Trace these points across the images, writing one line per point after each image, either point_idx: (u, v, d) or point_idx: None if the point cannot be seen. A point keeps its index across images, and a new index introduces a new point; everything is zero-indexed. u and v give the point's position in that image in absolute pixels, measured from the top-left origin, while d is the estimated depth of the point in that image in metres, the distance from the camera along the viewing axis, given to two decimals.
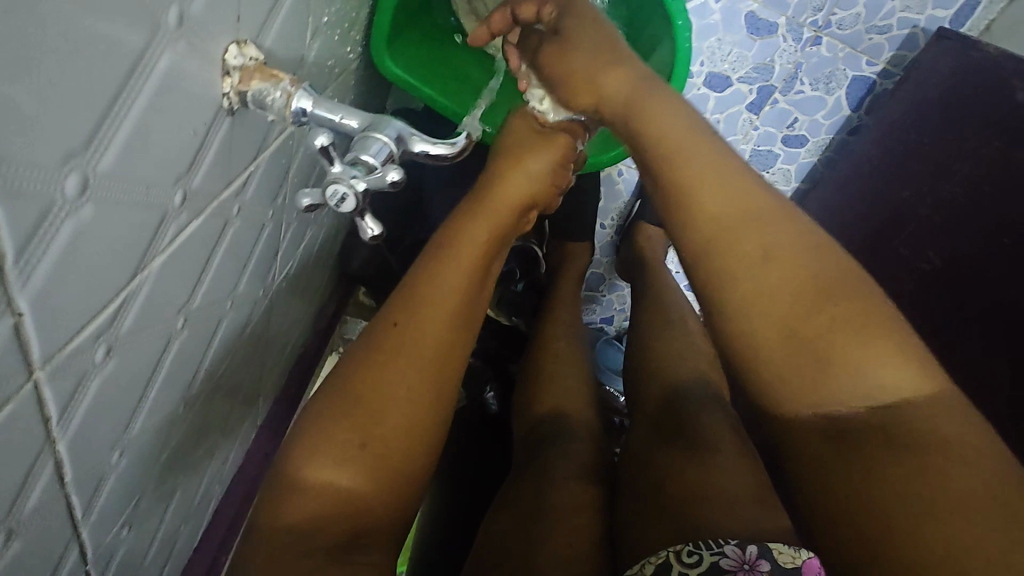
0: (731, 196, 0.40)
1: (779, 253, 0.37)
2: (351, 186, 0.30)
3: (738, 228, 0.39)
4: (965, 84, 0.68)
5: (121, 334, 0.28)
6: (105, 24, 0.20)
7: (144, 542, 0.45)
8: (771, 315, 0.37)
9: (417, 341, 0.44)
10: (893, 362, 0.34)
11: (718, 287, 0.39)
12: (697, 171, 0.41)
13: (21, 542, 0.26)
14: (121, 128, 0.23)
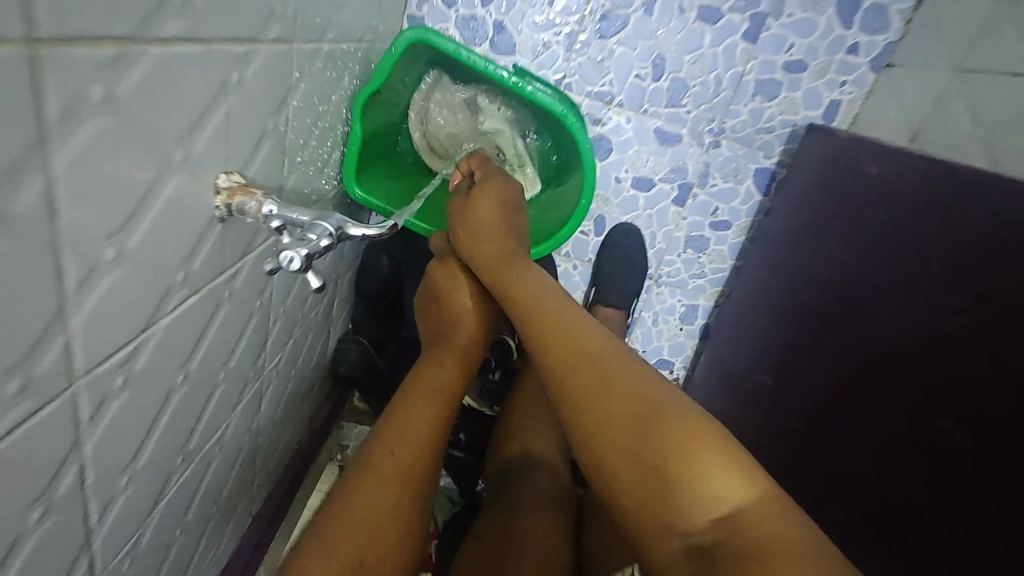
0: (581, 354, 0.50)
1: (617, 392, 0.47)
2: (296, 253, 0.43)
3: (586, 378, 0.49)
4: (832, 177, 0.83)
5: (134, 373, 0.39)
6: (140, 160, 0.34)
7: None
8: (620, 450, 0.44)
9: (366, 481, 0.53)
10: (721, 474, 0.40)
11: (583, 433, 0.46)
12: (555, 336, 0.53)
13: (46, 527, 0.35)
14: (144, 222, 0.36)
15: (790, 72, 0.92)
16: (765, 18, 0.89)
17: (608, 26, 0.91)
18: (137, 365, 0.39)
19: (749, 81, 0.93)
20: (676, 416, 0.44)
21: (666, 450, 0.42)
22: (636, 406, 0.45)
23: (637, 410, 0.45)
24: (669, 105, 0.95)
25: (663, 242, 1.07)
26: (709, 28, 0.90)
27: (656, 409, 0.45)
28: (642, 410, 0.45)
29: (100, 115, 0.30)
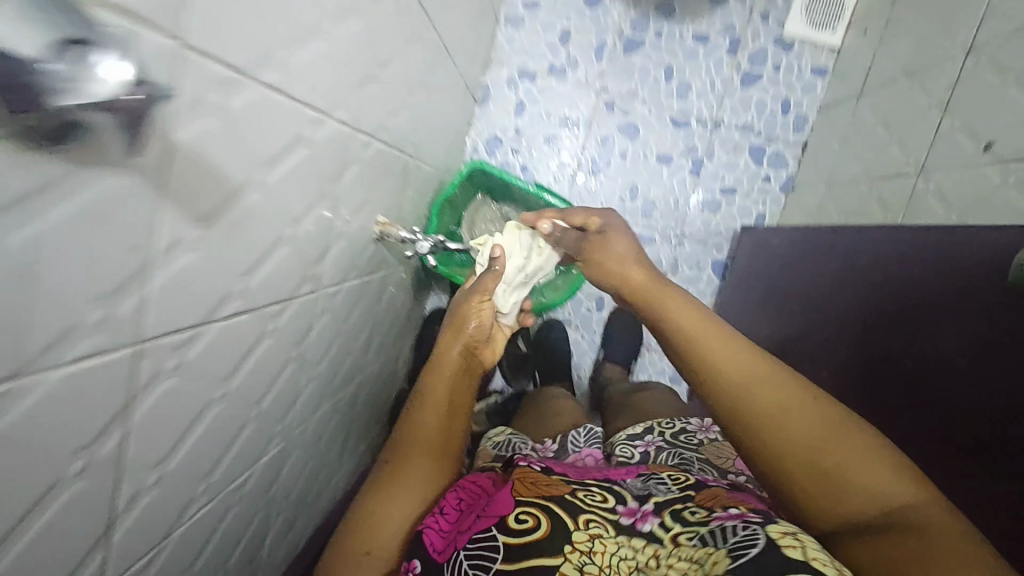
0: (750, 360, 0.53)
1: (798, 400, 0.49)
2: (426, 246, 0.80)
3: (765, 382, 0.51)
4: (756, 260, 1.20)
5: (331, 305, 0.72)
6: (359, 191, 0.72)
7: (282, 491, 0.74)
8: (801, 439, 0.47)
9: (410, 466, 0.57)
10: (886, 470, 0.45)
11: (748, 420, 0.50)
12: (707, 337, 0.55)
13: (290, 367, 0.64)
14: (352, 222, 0.72)
15: (727, 193, 1.32)
16: (703, 159, 1.32)
17: (597, 164, 1.33)
18: (333, 308, 0.73)
19: (698, 200, 1.33)
20: (778, 393, 0.50)
21: (834, 449, 0.46)
22: (737, 378, 0.51)
23: (737, 383, 0.51)
24: (644, 216, 1.34)
25: None
26: (665, 167, 1.33)
27: (756, 383, 0.51)
28: (745, 381, 0.51)
29: (356, 165, 0.68)
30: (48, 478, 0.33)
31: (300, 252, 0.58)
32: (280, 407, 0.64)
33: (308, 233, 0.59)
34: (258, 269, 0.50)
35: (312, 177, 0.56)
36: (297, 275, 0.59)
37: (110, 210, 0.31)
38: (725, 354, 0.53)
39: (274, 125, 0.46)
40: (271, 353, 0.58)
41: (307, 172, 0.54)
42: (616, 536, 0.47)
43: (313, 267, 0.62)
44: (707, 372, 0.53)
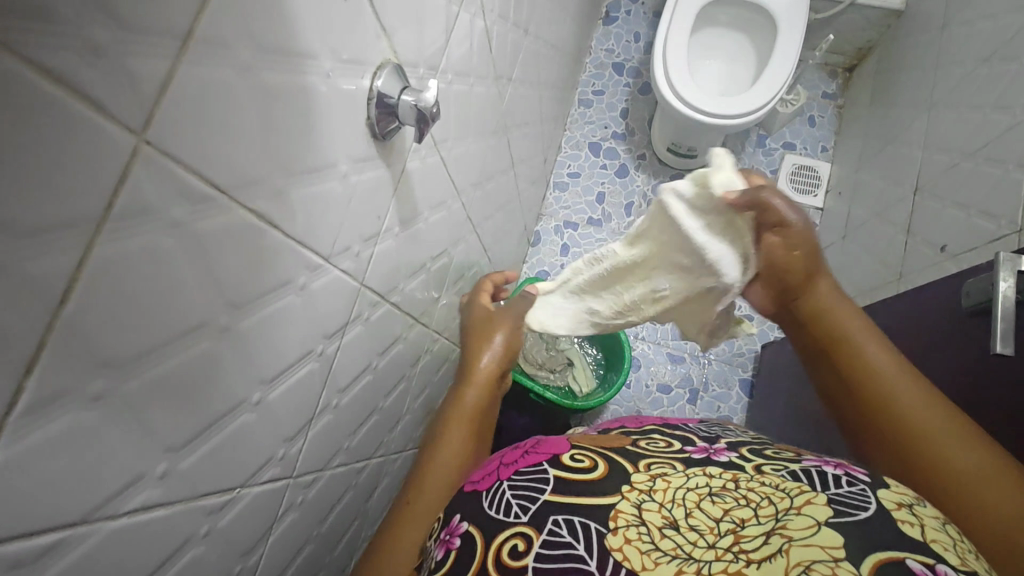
0: (920, 399, 0.56)
1: (965, 438, 0.51)
2: None
3: (933, 417, 0.54)
4: (775, 371, 1.36)
5: (429, 351, 0.89)
6: (458, 267, 0.95)
7: (372, 517, 0.82)
8: (966, 462, 0.49)
9: (437, 469, 0.66)
10: None
11: (917, 443, 0.53)
12: (889, 373, 0.59)
13: (403, 387, 0.79)
14: (449, 290, 0.93)
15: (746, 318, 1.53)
16: None
17: None
18: (430, 356, 0.91)
19: None
20: (941, 421, 0.53)
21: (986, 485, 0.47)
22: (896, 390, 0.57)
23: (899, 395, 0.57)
24: (673, 338, 1.55)
25: None
26: None
27: (916, 399, 0.56)
28: (915, 408, 0.55)
29: (461, 245, 0.92)
30: (311, 344, 0.49)
31: (425, 288, 0.79)
32: (392, 417, 0.78)
33: (431, 276, 0.80)
34: (408, 280, 0.70)
35: (443, 234, 0.79)
36: (421, 304, 0.79)
37: (379, 186, 0.54)
38: (892, 371, 0.59)
39: (437, 184, 0.71)
40: (399, 360, 0.74)
41: (442, 227, 0.78)
42: (683, 472, 0.48)
43: (427, 306, 0.82)
44: (879, 395, 0.58)
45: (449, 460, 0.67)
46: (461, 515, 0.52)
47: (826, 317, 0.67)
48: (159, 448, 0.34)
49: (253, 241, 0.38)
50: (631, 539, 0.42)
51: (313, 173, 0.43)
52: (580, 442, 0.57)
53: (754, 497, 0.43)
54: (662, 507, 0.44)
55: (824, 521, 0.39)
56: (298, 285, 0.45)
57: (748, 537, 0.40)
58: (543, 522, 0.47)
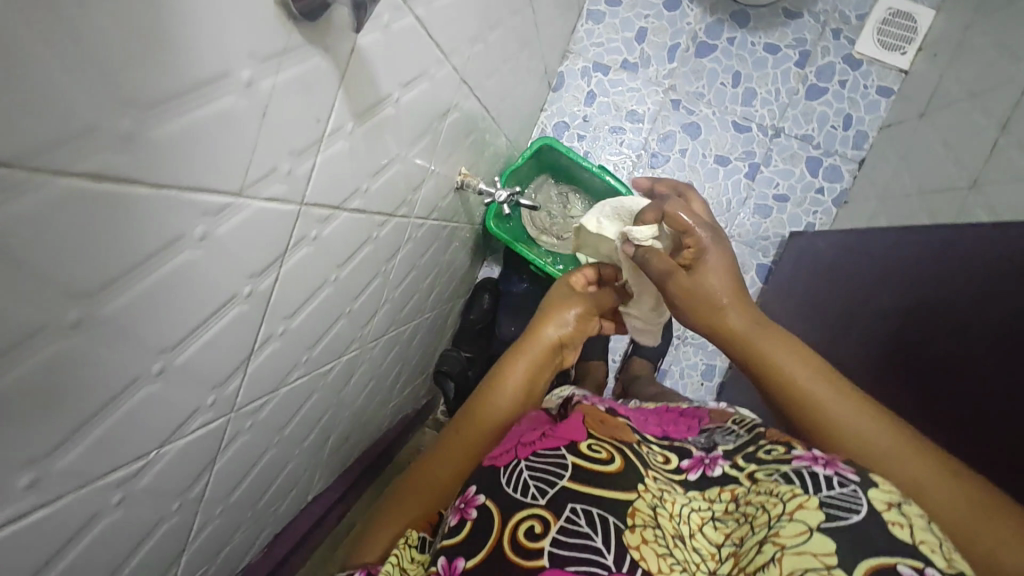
0: (828, 389, 0.55)
1: (882, 417, 0.52)
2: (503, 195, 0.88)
3: (854, 411, 0.53)
4: (801, 263, 1.25)
5: (414, 237, 0.81)
6: (451, 136, 0.81)
7: (351, 397, 0.84)
8: (887, 443, 0.49)
9: (475, 432, 0.63)
10: (965, 485, 0.46)
11: (835, 434, 0.52)
12: (791, 364, 0.58)
13: (377, 283, 0.73)
14: (440, 166, 0.81)
15: (777, 200, 1.40)
16: (758, 166, 1.40)
17: (656, 161, 1.42)
18: (416, 237, 0.82)
19: (750, 203, 1.41)
20: (861, 409, 0.53)
21: (903, 471, 0.48)
22: (809, 385, 0.56)
23: (812, 392, 0.55)
24: None
25: None
26: (722, 168, 1.40)
27: (826, 392, 0.55)
28: (827, 406, 0.54)
29: (454, 112, 0.77)
30: (232, 289, 0.41)
31: (406, 176, 0.68)
32: (366, 311, 0.73)
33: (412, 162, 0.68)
34: (378, 176, 0.59)
35: (426, 111, 0.66)
36: (402, 191, 0.68)
37: (313, 81, 0.40)
38: (795, 360, 0.58)
39: (414, 54, 0.56)
40: (371, 259, 0.67)
41: (423, 100, 0.63)
42: (685, 495, 0.50)
43: (409, 193, 0.71)
44: (791, 397, 0.56)
45: (497, 417, 0.65)
46: (476, 487, 0.51)
47: (743, 341, 0.63)
48: (17, 465, 0.29)
49: (99, 208, 0.27)
50: (649, 540, 0.43)
51: (186, 95, 0.30)
52: (595, 431, 0.55)
53: (751, 510, 0.45)
54: (672, 518, 0.47)
55: (814, 525, 0.39)
56: (196, 236, 0.35)
57: (745, 554, 0.41)
58: (559, 508, 0.45)
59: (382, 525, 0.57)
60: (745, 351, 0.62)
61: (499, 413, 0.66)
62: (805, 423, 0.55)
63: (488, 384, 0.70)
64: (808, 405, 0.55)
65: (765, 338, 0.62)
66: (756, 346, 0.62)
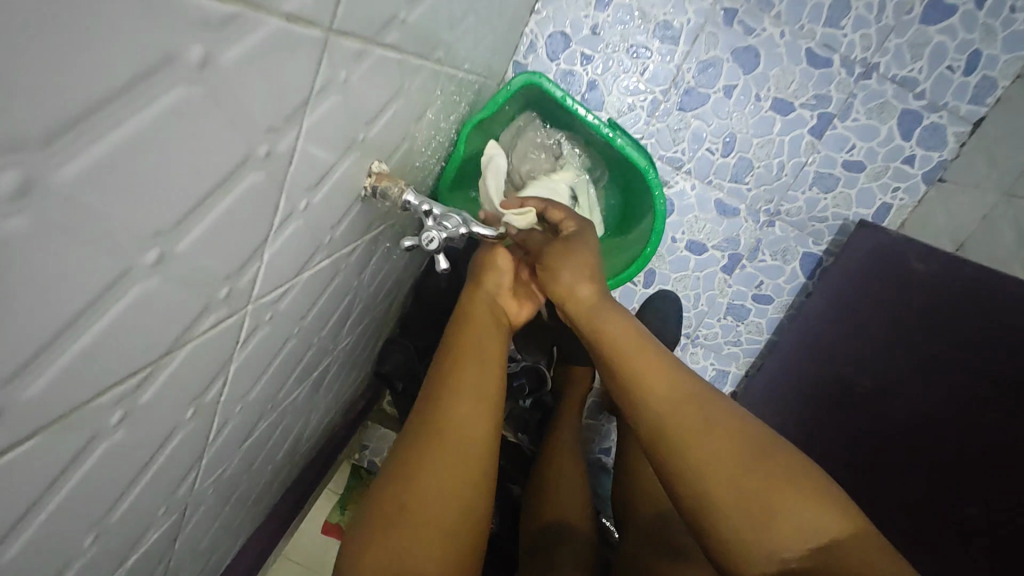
0: (680, 394, 0.58)
1: (722, 431, 0.55)
2: (435, 232, 0.48)
3: (694, 418, 0.56)
4: (880, 266, 0.90)
5: (278, 310, 0.46)
6: (337, 130, 0.42)
7: (203, 528, 0.55)
8: (730, 466, 0.52)
9: (450, 416, 0.61)
10: (806, 505, 0.49)
11: (685, 448, 0.54)
12: (655, 374, 0.61)
13: (185, 432, 0.39)
14: (322, 188, 0.43)
15: (846, 169, 1.01)
16: (832, 119, 0.99)
17: (689, 102, 1.01)
18: (283, 308, 0.47)
19: (810, 171, 1.02)
20: (701, 414, 0.56)
21: (752, 493, 0.50)
22: (653, 385, 0.60)
23: (654, 394, 0.59)
24: (732, 180, 1.05)
25: (705, 304, 1.14)
26: (780, 118, 1.00)
27: (664, 391, 0.59)
28: (673, 409, 0.57)
29: (335, 93, 0.38)
30: None
31: (201, 273, 0.31)
32: (172, 473, 0.41)
33: (224, 236, 0.32)
34: (49, 358, 0.23)
35: (213, 140, 0.27)
36: (200, 297, 0.32)
37: None
38: (652, 368, 0.61)
39: (71, 40, 0.17)
40: (138, 434, 0.33)
41: (182, 131, 0.24)
42: None
43: (235, 280, 0.36)
44: (644, 408, 0.59)
45: (476, 398, 0.63)
46: None
47: (592, 323, 0.69)
48: None
49: None
50: None
51: None
52: None
53: None
54: None
55: None
56: None
57: None
58: None
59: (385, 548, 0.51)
60: (602, 339, 0.67)
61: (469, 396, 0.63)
62: (654, 438, 0.57)
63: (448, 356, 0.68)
64: (652, 411, 0.58)
65: (614, 327, 0.67)
66: (607, 329, 0.67)
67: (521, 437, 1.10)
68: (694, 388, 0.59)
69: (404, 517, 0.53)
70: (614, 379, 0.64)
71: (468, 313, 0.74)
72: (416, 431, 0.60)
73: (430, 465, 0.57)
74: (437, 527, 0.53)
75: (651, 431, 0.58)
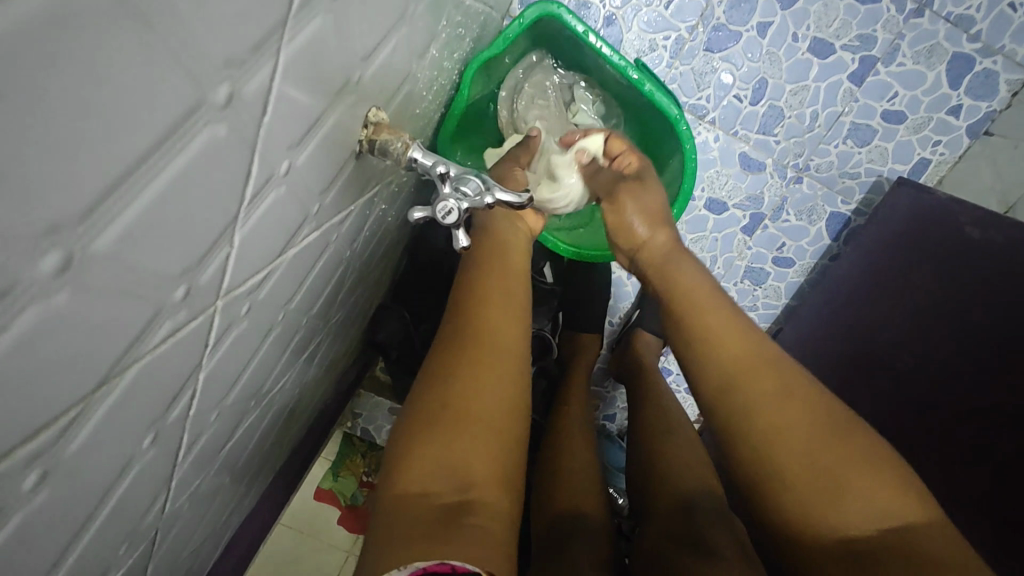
0: (754, 348, 0.52)
1: (800, 395, 0.48)
2: (456, 202, 0.39)
3: (766, 375, 0.49)
4: (922, 227, 0.82)
5: (258, 299, 0.37)
6: (326, 68, 0.31)
7: (182, 541, 0.48)
8: (808, 433, 0.45)
9: (495, 331, 0.51)
10: (892, 486, 0.42)
11: (756, 406, 0.48)
12: (726, 324, 0.54)
13: (143, 463, 0.31)
14: (308, 145, 0.33)
15: (884, 120, 0.92)
16: (874, 63, 0.88)
17: (717, 41, 0.90)
18: (265, 294, 0.38)
19: (845, 122, 0.93)
20: (779, 371, 0.50)
21: (833, 466, 0.43)
22: (723, 333, 0.54)
23: (726, 342, 0.53)
24: (760, 131, 0.95)
25: (721, 267, 1.06)
26: (818, 61, 0.89)
27: (737, 342, 0.53)
28: (748, 360, 0.51)
29: (323, 14, 0.28)
30: None
31: (143, 274, 0.22)
32: (133, 508, 0.33)
33: (173, 221, 0.22)
34: None
35: (131, 71, 0.17)
36: (147, 305, 0.23)
37: None
38: (723, 317, 0.55)
39: None
40: (73, 485, 0.25)
41: (64, 57, 0.14)
42: None
43: (196, 276, 0.26)
44: (711, 356, 0.53)
45: (516, 316, 0.54)
46: None
47: (663, 273, 0.64)
48: None
49: None
50: None
51: None
52: None
53: None
54: None
55: None
56: None
57: None
58: None
59: (423, 469, 0.42)
60: (671, 285, 0.61)
61: (512, 312, 0.54)
62: (721, 391, 0.51)
63: (484, 264, 0.58)
64: (714, 359, 0.52)
65: (683, 275, 0.61)
66: (676, 277, 0.62)
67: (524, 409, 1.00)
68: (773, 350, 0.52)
69: (456, 422, 0.44)
70: (676, 326, 0.58)
71: (504, 226, 0.65)
72: (457, 333, 0.50)
73: (485, 367, 0.48)
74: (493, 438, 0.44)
75: (718, 376, 0.52)
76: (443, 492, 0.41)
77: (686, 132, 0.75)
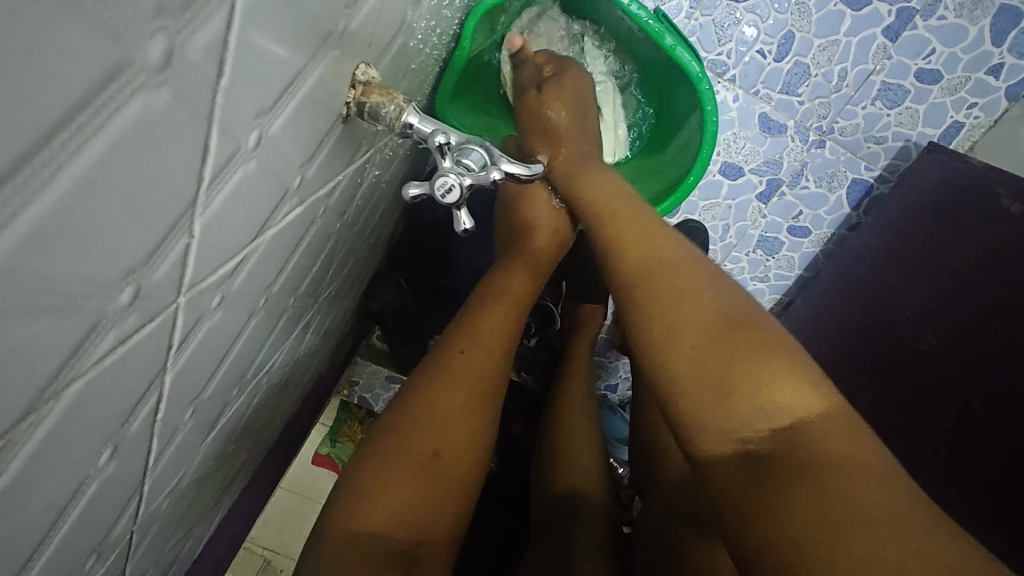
0: (659, 250, 0.46)
1: (691, 295, 0.42)
2: (458, 178, 0.34)
3: (664, 277, 0.44)
4: (954, 195, 0.77)
5: (233, 287, 0.32)
6: (302, 18, 0.26)
7: (168, 529, 0.45)
8: (701, 338, 0.40)
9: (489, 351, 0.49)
10: (789, 382, 0.37)
11: (652, 318, 0.42)
12: (636, 231, 0.48)
13: (103, 478, 0.27)
14: (284, 110, 0.28)
15: (918, 80, 0.85)
16: (912, 16, 0.81)
17: None
18: (240, 281, 0.33)
19: (875, 82, 0.86)
20: (683, 272, 0.44)
21: (727, 370, 0.38)
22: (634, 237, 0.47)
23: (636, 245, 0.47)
24: (782, 89, 0.88)
25: (733, 236, 1.01)
26: (851, 13, 0.82)
27: (648, 245, 0.46)
28: (654, 262, 0.45)
29: None
30: None
31: (67, 282, 0.18)
32: (97, 525, 0.29)
33: (104, 216, 0.18)
34: None
35: (7, 16, 0.12)
36: (76, 320, 0.19)
37: None
38: (640, 222, 0.49)
39: None
40: (8, 523, 0.21)
41: None
42: None
43: (145, 276, 0.22)
44: (616, 266, 0.47)
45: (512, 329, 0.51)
46: None
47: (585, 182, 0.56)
48: None
49: None
50: None
51: None
52: None
53: None
54: None
55: None
56: None
57: None
58: None
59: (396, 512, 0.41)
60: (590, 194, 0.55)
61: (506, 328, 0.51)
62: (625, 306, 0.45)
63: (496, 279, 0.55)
64: (617, 267, 0.47)
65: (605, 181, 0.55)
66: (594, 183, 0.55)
67: (524, 376, 1.02)
68: (681, 251, 0.46)
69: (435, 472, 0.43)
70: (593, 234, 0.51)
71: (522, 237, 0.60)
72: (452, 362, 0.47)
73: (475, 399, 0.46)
74: (459, 498, 0.44)
75: (622, 289, 0.45)
76: (399, 537, 0.40)
77: (707, 89, 0.69)
